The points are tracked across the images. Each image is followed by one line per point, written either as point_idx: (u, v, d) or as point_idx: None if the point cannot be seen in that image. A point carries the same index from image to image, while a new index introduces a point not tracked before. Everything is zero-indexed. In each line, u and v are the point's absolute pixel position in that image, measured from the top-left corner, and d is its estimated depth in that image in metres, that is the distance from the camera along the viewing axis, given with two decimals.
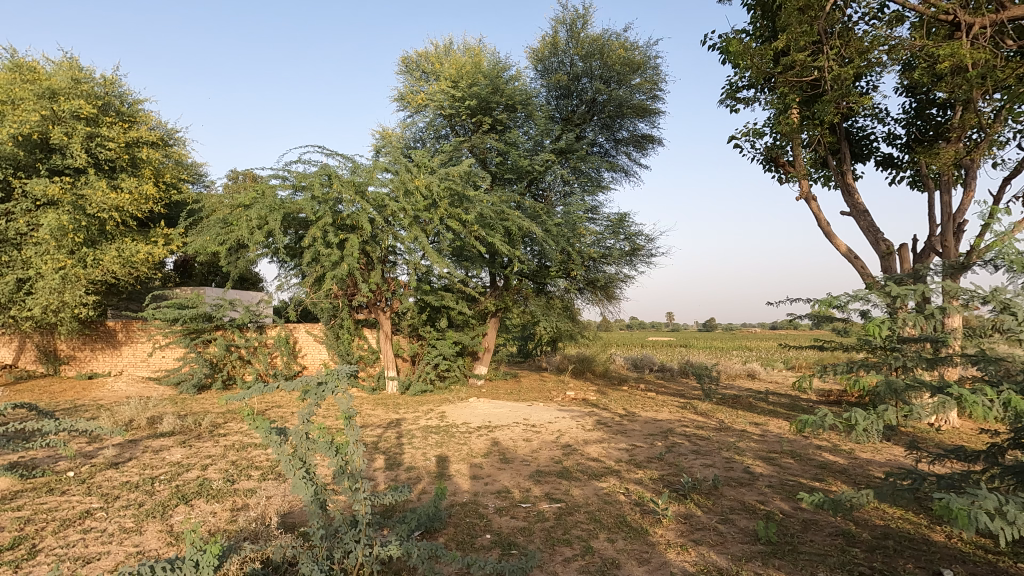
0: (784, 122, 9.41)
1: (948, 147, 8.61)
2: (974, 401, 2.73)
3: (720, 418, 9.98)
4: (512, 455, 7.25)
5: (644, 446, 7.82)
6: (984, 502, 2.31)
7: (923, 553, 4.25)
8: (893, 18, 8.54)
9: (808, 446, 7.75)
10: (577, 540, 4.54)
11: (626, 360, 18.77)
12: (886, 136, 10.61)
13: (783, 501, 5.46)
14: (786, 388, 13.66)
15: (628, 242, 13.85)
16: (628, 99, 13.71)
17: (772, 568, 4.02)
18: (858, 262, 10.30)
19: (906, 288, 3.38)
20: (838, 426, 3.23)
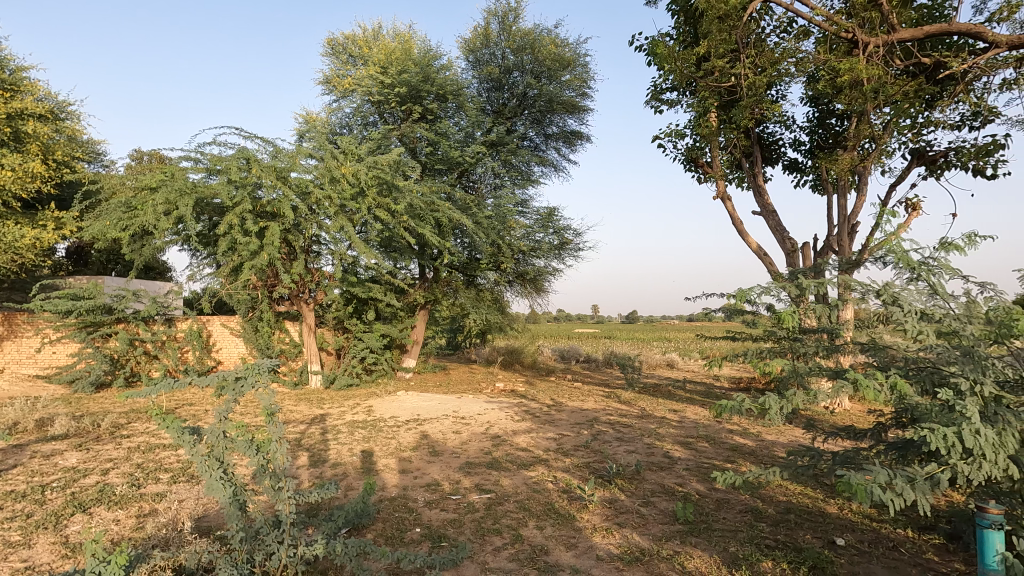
0: (703, 125, 9.93)
1: (846, 154, 9.39)
2: (867, 384, 3.02)
3: (642, 406, 10.43)
4: (441, 447, 7.22)
5: (571, 435, 8.04)
6: (876, 478, 2.53)
7: (819, 524, 4.67)
8: (801, 32, 9.20)
9: (721, 430, 8.28)
10: (507, 529, 4.60)
11: (554, 351, 19.18)
12: (793, 142, 11.43)
13: (699, 483, 5.80)
14: (702, 376, 14.47)
15: (557, 235, 14.11)
16: (558, 95, 13.92)
17: (689, 546, 4.27)
18: (767, 258, 11.08)
19: (812, 282, 3.66)
20: (751, 411, 3.47)
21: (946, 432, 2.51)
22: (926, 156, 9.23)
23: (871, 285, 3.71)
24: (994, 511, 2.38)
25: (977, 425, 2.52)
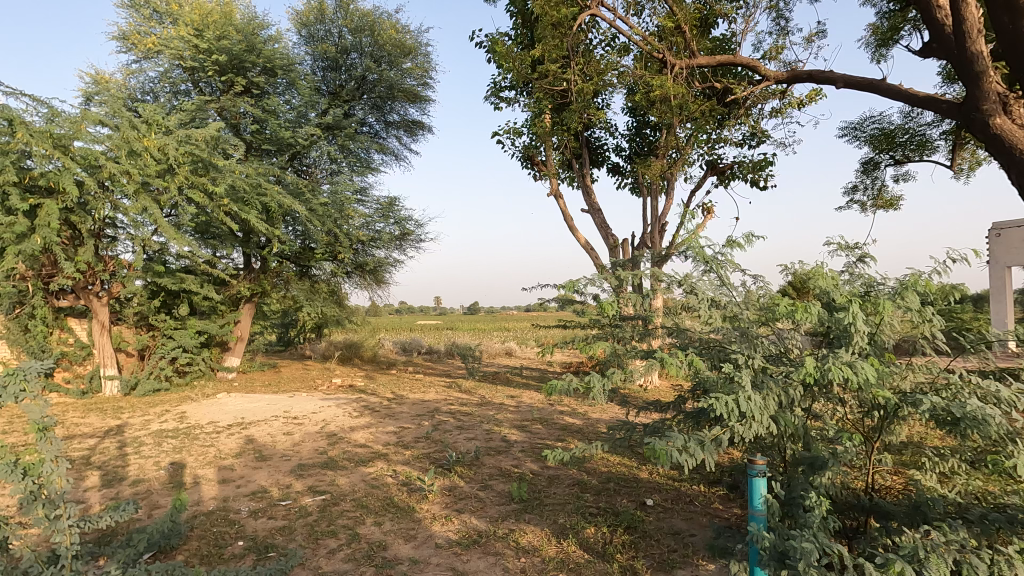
0: (539, 125, 10.48)
1: (657, 162, 10.64)
2: (671, 361, 3.46)
3: (482, 394, 10.75)
4: (269, 451, 6.66)
5: (412, 427, 7.98)
6: (676, 442, 2.92)
7: (633, 488, 5.27)
8: (622, 48, 10.14)
9: (553, 412, 8.88)
10: (343, 529, 4.42)
11: (395, 344, 18.83)
12: (615, 147, 12.61)
13: (533, 463, 6.15)
14: (537, 362, 15.36)
15: (397, 226, 13.83)
16: (399, 82, 13.60)
17: (523, 522, 4.52)
18: (594, 253, 12.11)
19: (629, 274, 4.07)
20: (577, 391, 3.76)
21: (726, 400, 2.95)
22: (718, 167, 10.83)
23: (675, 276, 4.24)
24: (760, 462, 2.87)
25: (748, 392, 3.00)
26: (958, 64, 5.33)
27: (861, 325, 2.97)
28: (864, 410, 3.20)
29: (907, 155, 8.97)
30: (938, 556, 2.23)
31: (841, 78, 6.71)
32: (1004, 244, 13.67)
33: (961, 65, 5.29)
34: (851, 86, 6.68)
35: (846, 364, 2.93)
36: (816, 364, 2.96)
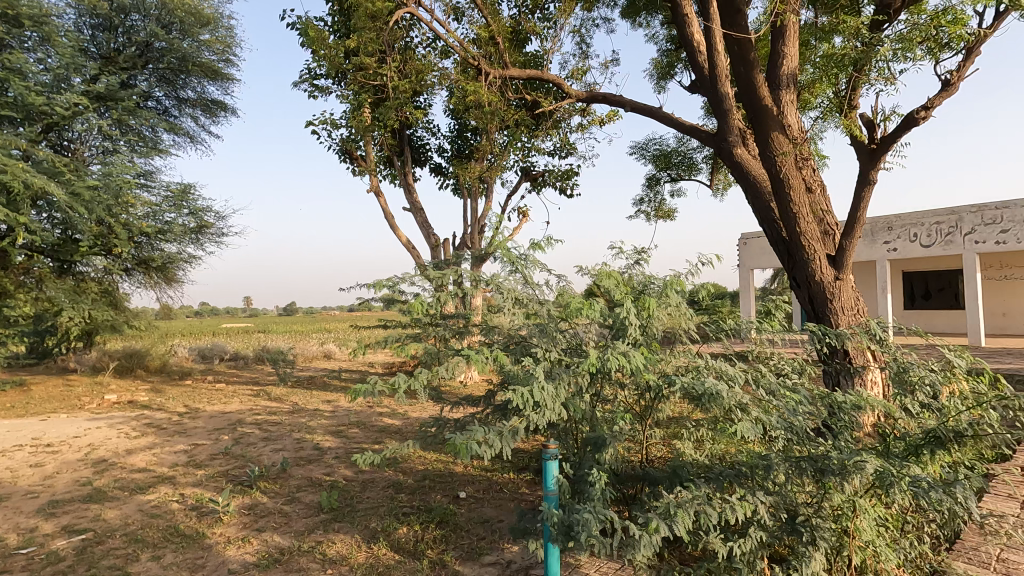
0: (357, 118, 10.12)
1: (476, 164, 11.03)
2: (477, 358, 3.57)
3: (294, 401, 10.03)
4: (7, 490, 5.40)
5: (208, 443, 7.12)
6: (476, 434, 3.05)
7: (447, 483, 5.39)
8: (442, 51, 10.23)
9: (371, 415, 8.65)
10: (108, 571, 3.77)
11: (192, 350, 16.62)
12: (437, 148, 12.73)
13: (346, 469, 5.93)
14: (357, 364, 14.82)
15: (193, 217, 12.21)
16: (195, 55, 12.01)
17: (331, 532, 4.33)
18: (415, 252, 12.09)
19: (442, 273, 4.16)
20: (385, 392, 3.68)
21: (523, 391, 3.16)
22: (531, 173, 11.58)
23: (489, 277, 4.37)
24: (553, 446, 3.13)
25: (542, 382, 3.24)
26: (711, 100, 6.37)
27: (633, 318, 3.41)
28: (638, 392, 3.67)
29: (680, 174, 10.56)
30: (683, 510, 2.67)
31: (628, 103, 7.62)
32: (749, 251, 16.92)
33: (714, 102, 6.32)
34: (636, 110, 7.64)
35: (621, 353, 3.33)
36: (598, 355, 3.31)
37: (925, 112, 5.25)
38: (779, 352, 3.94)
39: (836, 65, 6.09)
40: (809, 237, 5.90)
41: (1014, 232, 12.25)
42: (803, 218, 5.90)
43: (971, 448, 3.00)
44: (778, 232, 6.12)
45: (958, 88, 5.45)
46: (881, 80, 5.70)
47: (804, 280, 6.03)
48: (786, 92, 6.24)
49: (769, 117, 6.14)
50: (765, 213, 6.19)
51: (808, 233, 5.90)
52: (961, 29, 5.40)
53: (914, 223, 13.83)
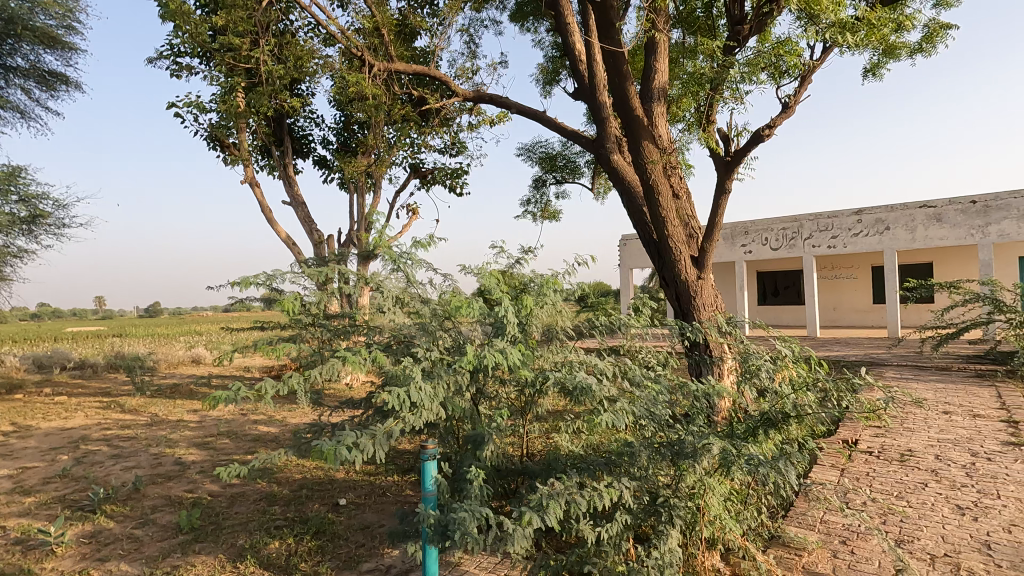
0: (228, 103, 9.34)
1: (361, 159, 10.67)
2: (353, 358, 3.35)
3: (153, 412, 9.03)
4: None
5: (40, 465, 6.18)
6: (346, 439, 2.93)
7: (326, 491, 5.15)
8: (325, 38, 9.76)
9: (244, 423, 8.03)
10: None
11: (24, 358, 14.33)
12: (322, 140, 12.12)
13: (212, 484, 5.45)
14: (230, 368, 13.68)
15: (23, 205, 10.53)
16: (25, 16, 10.34)
17: (191, 554, 3.97)
18: (296, 248, 11.43)
19: (321, 271, 3.89)
20: (250, 397, 3.32)
21: (398, 392, 3.09)
22: (420, 171, 11.42)
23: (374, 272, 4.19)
24: (431, 447, 3.10)
25: (419, 383, 3.19)
26: (590, 108, 6.67)
27: (511, 316, 3.44)
28: (518, 389, 3.74)
29: (565, 177, 10.98)
30: (555, 501, 2.79)
31: (513, 105, 7.76)
32: (629, 251, 18.04)
33: (593, 110, 6.64)
34: (521, 113, 7.80)
35: (499, 350, 3.35)
36: (475, 353, 3.31)
37: (769, 130, 5.92)
38: (647, 345, 4.23)
39: (698, 83, 6.68)
40: (676, 239, 6.41)
41: (842, 238, 14.24)
42: (669, 222, 6.40)
43: (798, 427, 3.44)
44: (649, 234, 6.56)
45: (795, 110, 6.21)
46: (733, 99, 6.36)
47: (671, 279, 6.52)
48: (657, 104, 6.72)
49: (641, 128, 6.60)
50: (638, 216, 6.59)
51: (675, 236, 6.41)
52: (796, 59, 6.17)
53: (765, 229, 15.54)
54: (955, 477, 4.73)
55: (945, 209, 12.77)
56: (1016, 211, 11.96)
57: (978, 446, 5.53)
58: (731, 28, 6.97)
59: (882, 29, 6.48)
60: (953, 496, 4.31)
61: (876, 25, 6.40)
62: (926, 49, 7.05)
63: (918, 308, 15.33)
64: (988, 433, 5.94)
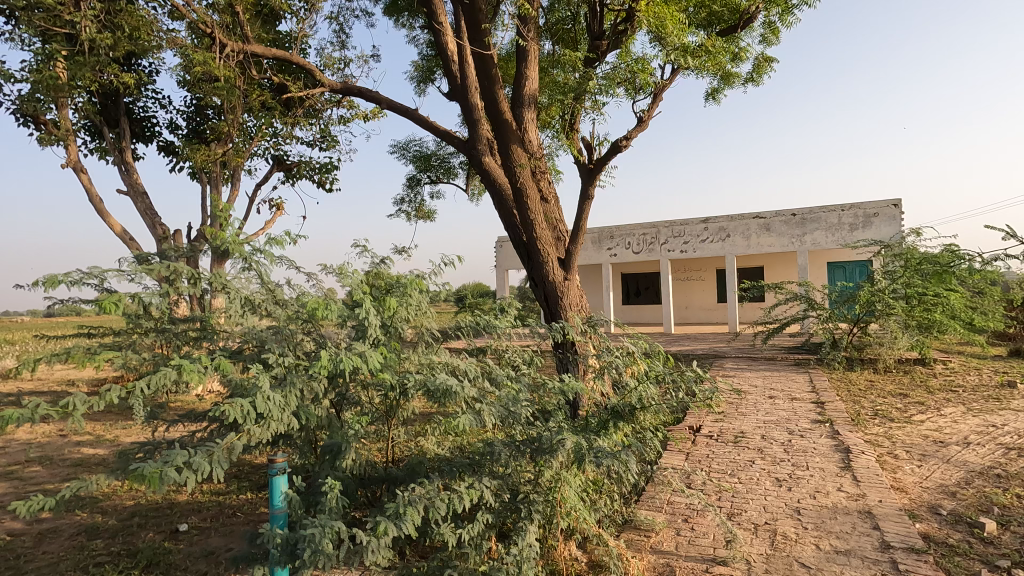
0: (43, 73, 7.99)
1: (216, 148, 9.71)
2: (190, 367, 2.87)
3: None
4: None
5: None
6: (175, 459, 2.58)
7: (163, 517, 4.58)
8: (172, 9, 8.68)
9: (64, 445, 6.89)
10: None
11: None
12: (168, 124, 10.80)
13: (13, 521, 4.58)
14: (49, 382, 11.71)
15: None
16: None
17: None
18: (134, 244, 10.10)
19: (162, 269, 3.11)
20: (52, 417, 2.74)
21: (242, 404, 2.79)
22: (284, 163, 10.65)
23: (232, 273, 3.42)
24: (281, 460, 2.85)
25: (267, 392, 2.90)
26: (462, 109, 6.65)
27: (373, 318, 3.18)
28: (382, 394, 3.55)
29: (439, 177, 10.89)
30: (413, 508, 2.72)
31: (384, 100, 7.49)
32: (504, 253, 18.42)
33: (465, 111, 6.62)
34: (392, 109, 7.55)
35: (358, 353, 3.09)
36: (330, 357, 3.01)
37: (626, 141, 6.35)
38: (513, 345, 4.27)
39: (564, 92, 6.97)
40: (544, 241, 6.64)
41: (692, 244, 15.77)
42: (538, 225, 6.61)
43: (646, 418, 3.71)
44: (519, 236, 6.71)
45: (648, 124, 6.73)
46: (594, 109, 6.75)
47: (540, 280, 6.73)
48: (527, 110, 6.89)
49: (511, 132, 6.73)
50: (509, 219, 6.71)
51: (543, 239, 6.63)
52: (648, 77, 6.71)
53: (629, 233, 16.69)
54: (775, 453, 5.43)
55: (772, 220, 14.69)
56: (825, 223, 14.09)
57: (794, 425, 6.41)
58: (592, 43, 7.40)
59: (719, 57, 7.28)
60: (773, 470, 4.94)
61: (715, 52, 7.16)
62: (755, 79, 8.03)
63: (752, 306, 17.47)
64: (801, 414, 6.92)
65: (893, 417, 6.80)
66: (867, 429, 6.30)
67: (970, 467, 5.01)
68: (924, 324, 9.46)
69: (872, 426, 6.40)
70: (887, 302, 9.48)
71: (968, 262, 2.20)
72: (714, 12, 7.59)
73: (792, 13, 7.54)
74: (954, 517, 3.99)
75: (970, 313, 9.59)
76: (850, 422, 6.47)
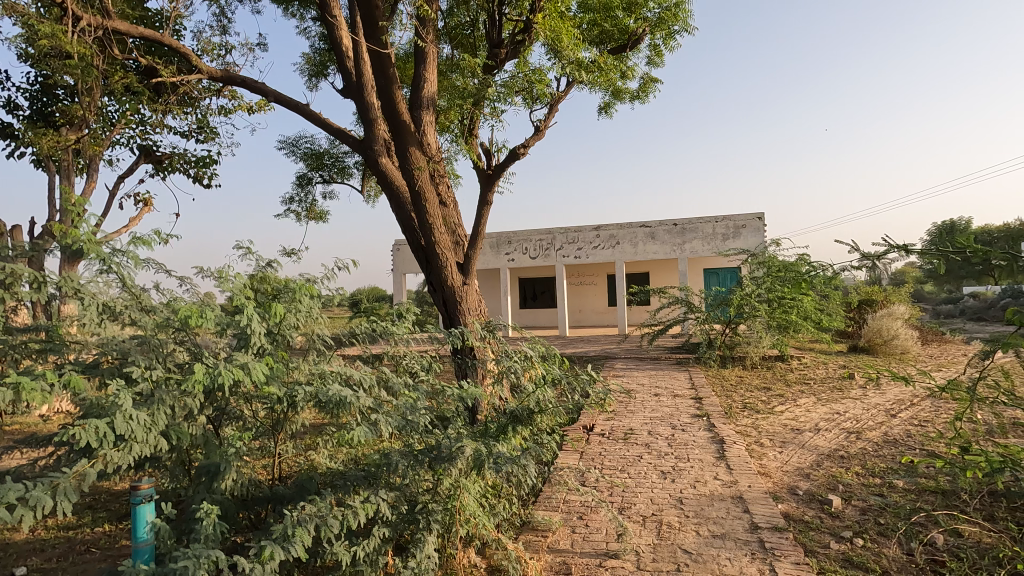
0: None
1: (68, 133, 8.55)
2: (32, 386, 2.46)
3: None
4: None
5: None
6: (8, 495, 2.19)
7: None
8: None
9: None
10: None
11: None
12: (6, 102, 9.35)
13: None
14: None
15: None
16: None
17: None
18: None
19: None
20: None
21: (97, 425, 2.45)
22: (153, 154, 9.61)
23: (85, 276, 2.99)
24: (145, 486, 2.54)
25: (128, 410, 2.57)
26: (358, 107, 6.39)
27: (257, 326, 2.93)
28: (267, 408, 3.29)
29: (332, 176, 10.42)
30: (302, 528, 2.55)
31: (272, 93, 7.02)
32: (401, 256, 18.03)
33: (361, 110, 6.37)
34: (281, 103, 7.09)
35: (239, 365, 2.83)
36: (205, 370, 2.73)
37: (524, 149, 6.48)
38: (411, 350, 4.15)
39: (463, 97, 6.97)
40: (443, 245, 6.57)
41: (585, 250, 16.47)
42: (436, 229, 6.53)
43: (543, 420, 3.80)
44: (417, 240, 6.59)
45: (545, 133, 6.93)
46: (492, 116, 6.83)
47: (439, 284, 6.66)
48: (426, 113, 6.82)
49: (409, 134, 6.59)
50: (406, 222, 6.57)
51: (441, 243, 6.57)
52: (545, 88, 6.92)
53: (526, 239, 17.02)
54: (660, 447, 5.80)
55: (657, 229, 15.75)
56: (702, 233, 15.34)
57: (676, 420, 6.90)
58: (491, 50, 7.49)
59: (610, 73, 7.68)
60: (658, 464, 5.27)
61: (606, 69, 7.55)
62: (642, 96, 8.57)
63: (639, 310, 18.59)
64: (682, 409, 7.46)
65: (758, 409, 7.55)
66: (737, 421, 6.94)
67: (820, 451, 5.69)
68: (782, 325, 10.61)
69: (741, 418, 7.06)
70: (754, 305, 10.57)
71: (821, 272, 2.49)
72: (605, 30, 7.98)
73: (674, 39, 8.14)
74: (808, 496, 4.49)
75: (820, 314, 10.83)
76: (723, 415, 7.08)
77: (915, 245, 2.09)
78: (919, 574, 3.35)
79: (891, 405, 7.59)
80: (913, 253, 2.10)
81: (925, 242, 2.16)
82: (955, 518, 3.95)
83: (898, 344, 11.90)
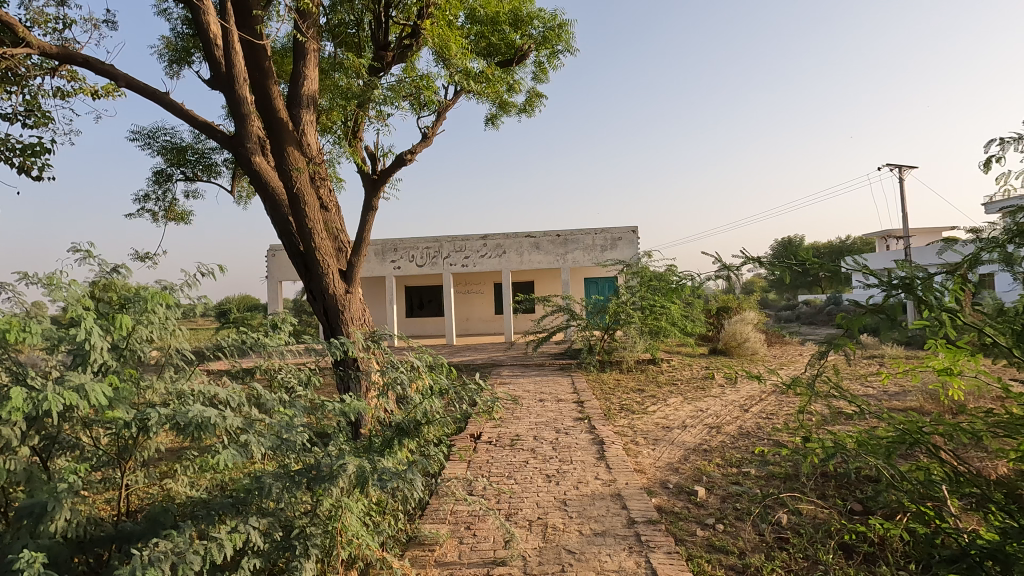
0: None
1: None
2: None
3: None
4: None
5: None
6: None
7: None
8: None
9: None
10: None
11: None
12: None
13: None
14: None
15: None
16: None
17: None
18: None
19: None
20: None
21: None
22: None
23: None
24: None
25: None
26: (227, 101, 5.81)
27: (97, 341, 2.53)
28: (112, 434, 2.88)
29: (196, 173, 9.49)
30: (155, 568, 2.24)
31: (122, 77, 6.23)
32: (277, 262, 16.86)
33: (230, 103, 5.79)
34: (133, 88, 6.31)
35: (72, 389, 2.42)
36: (27, 395, 2.31)
37: (410, 155, 6.37)
38: (287, 363, 3.84)
39: (347, 97, 6.68)
40: (324, 252, 6.25)
41: (473, 258, 16.57)
42: (317, 234, 6.18)
43: (429, 431, 3.72)
44: (295, 245, 6.19)
45: (432, 140, 6.88)
46: (378, 118, 6.63)
47: (319, 292, 6.32)
48: (305, 112, 6.48)
49: (285, 133, 6.18)
50: (282, 225, 6.11)
51: (322, 249, 6.24)
52: (432, 95, 6.89)
53: (412, 246, 16.74)
54: (545, 452, 5.95)
55: (541, 239, 16.25)
56: (583, 244, 16.10)
57: (560, 424, 7.14)
58: (376, 51, 7.30)
59: (497, 84, 7.83)
60: (543, 468, 5.40)
61: (493, 81, 7.70)
62: (528, 110, 8.83)
63: (525, 318, 19.08)
64: (566, 413, 7.74)
65: (634, 410, 8.04)
66: (616, 421, 7.35)
67: (687, 446, 6.19)
68: (655, 330, 11.38)
69: (619, 419, 7.47)
70: (628, 312, 11.29)
71: (687, 280, 2.67)
72: (492, 43, 8.14)
73: (558, 57, 8.51)
74: (677, 489, 4.86)
75: (686, 321, 11.82)
76: (603, 418, 7.44)
77: (765, 258, 2.31)
78: (770, 550, 3.75)
79: (744, 401, 8.51)
80: (762, 264, 2.33)
81: (772, 256, 2.41)
82: (797, 499, 4.50)
83: (749, 346, 13.37)
